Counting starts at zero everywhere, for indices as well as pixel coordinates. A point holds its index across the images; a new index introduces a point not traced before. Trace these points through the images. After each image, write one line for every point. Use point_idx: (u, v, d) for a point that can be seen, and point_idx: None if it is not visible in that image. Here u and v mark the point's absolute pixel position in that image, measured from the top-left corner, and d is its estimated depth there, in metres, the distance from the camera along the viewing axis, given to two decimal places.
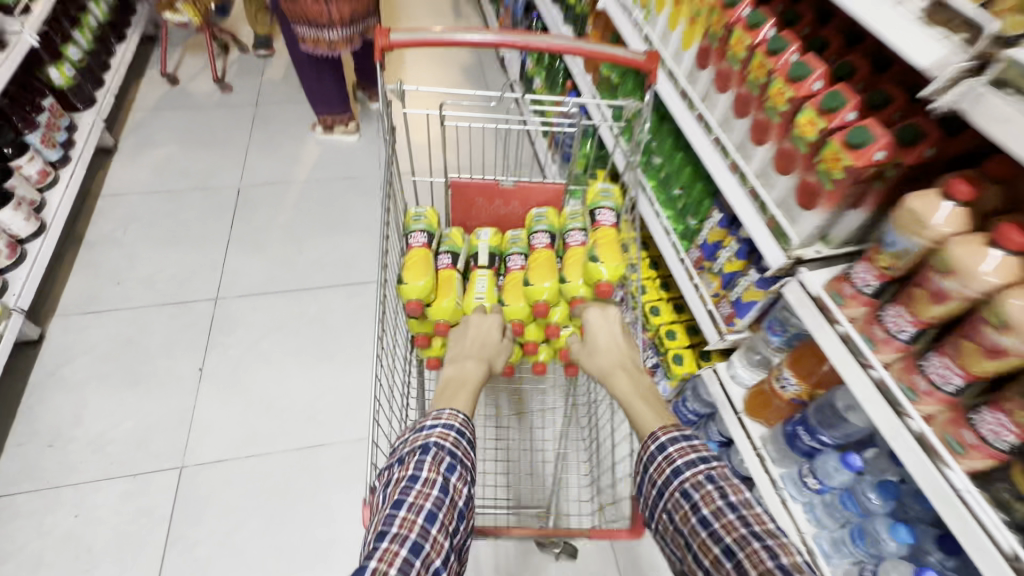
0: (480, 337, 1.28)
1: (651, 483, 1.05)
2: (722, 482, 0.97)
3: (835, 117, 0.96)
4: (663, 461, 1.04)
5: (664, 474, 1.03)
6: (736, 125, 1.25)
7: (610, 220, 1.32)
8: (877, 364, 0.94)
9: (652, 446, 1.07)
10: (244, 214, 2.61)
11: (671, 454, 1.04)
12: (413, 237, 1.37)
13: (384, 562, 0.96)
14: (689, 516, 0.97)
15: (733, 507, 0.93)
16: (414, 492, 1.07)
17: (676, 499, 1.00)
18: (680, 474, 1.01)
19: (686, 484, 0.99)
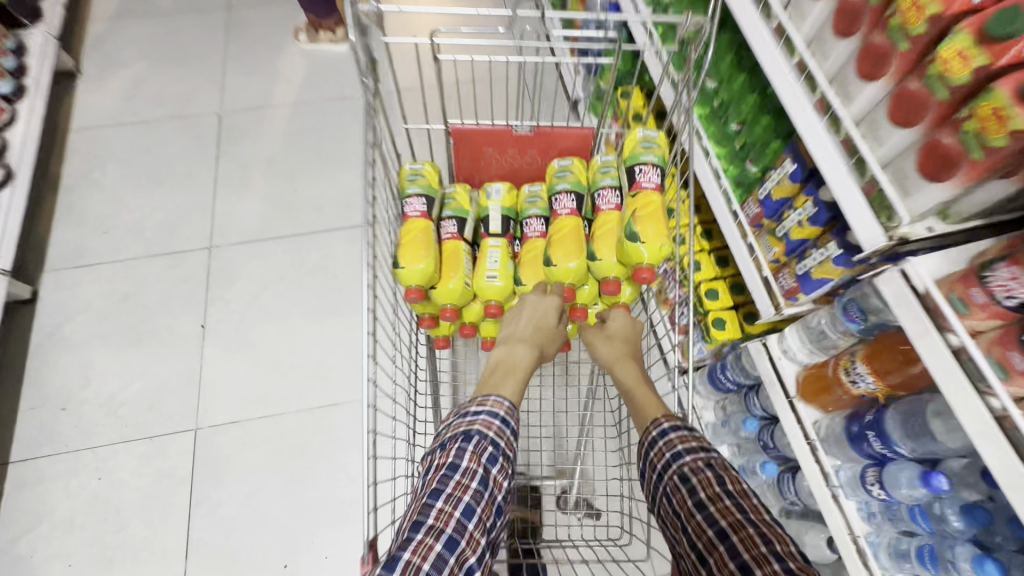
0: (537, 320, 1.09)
1: (652, 468, 1.06)
2: (717, 469, 0.98)
3: (1008, 50, 0.65)
4: (664, 445, 1.06)
5: (663, 458, 1.04)
6: (834, 47, 0.91)
7: (654, 181, 1.03)
8: (1004, 395, 0.74)
9: (654, 432, 1.09)
10: (229, 146, 2.32)
11: (672, 440, 1.05)
12: (409, 204, 1.12)
13: (417, 557, 0.81)
14: (685, 499, 0.97)
15: (728, 492, 0.94)
16: (453, 483, 0.90)
17: (674, 483, 1.00)
18: (678, 459, 1.02)
19: (684, 468, 1.00)
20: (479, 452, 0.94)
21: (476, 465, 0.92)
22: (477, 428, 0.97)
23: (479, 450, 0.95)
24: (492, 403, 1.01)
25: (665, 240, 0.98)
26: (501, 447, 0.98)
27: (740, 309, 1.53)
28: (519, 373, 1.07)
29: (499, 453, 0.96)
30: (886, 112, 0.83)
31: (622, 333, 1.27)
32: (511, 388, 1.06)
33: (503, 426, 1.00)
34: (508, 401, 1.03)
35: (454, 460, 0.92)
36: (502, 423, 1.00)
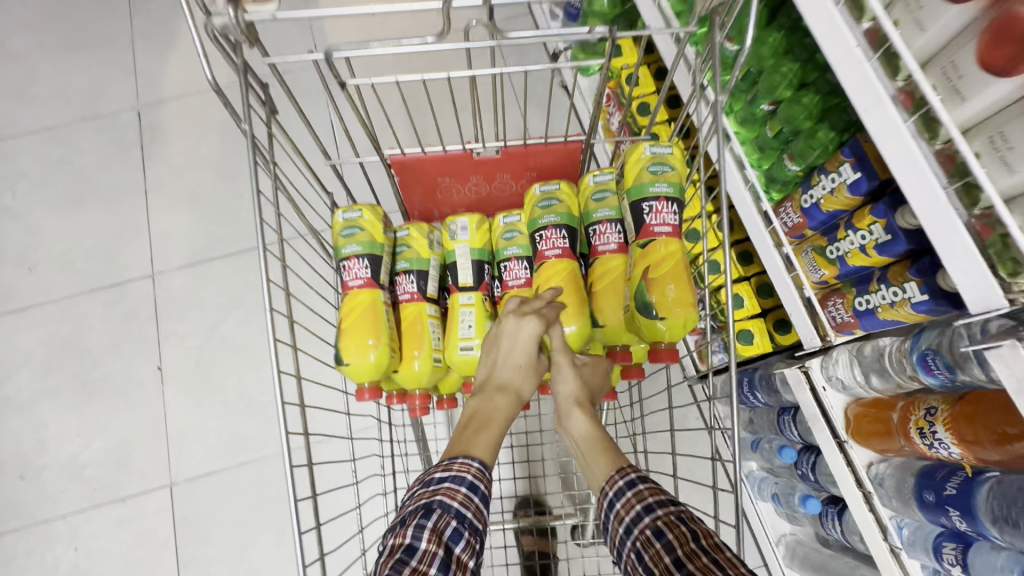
0: (521, 353, 0.82)
1: (616, 518, 0.74)
2: (689, 520, 0.69)
3: None
4: (630, 494, 0.75)
5: (632, 511, 0.73)
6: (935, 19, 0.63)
7: (671, 223, 0.81)
8: None
9: (616, 485, 0.76)
10: (155, 148, 1.97)
11: (643, 489, 0.74)
12: (347, 269, 0.86)
13: None
14: (661, 555, 0.67)
15: (708, 547, 0.66)
16: (407, 571, 0.64)
17: (645, 538, 0.70)
18: (649, 509, 0.71)
19: (658, 522, 0.70)
20: (442, 526, 0.68)
21: (436, 546, 0.66)
22: (439, 499, 0.70)
23: (442, 525, 0.68)
24: (458, 467, 0.74)
25: (690, 311, 0.79)
26: (471, 514, 0.71)
27: (769, 316, 1.26)
28: (494, 424, 0.81)
29: (466, 526, 0.69)
30: None
31: (596, 378, 0.86)
32: (484, 446, 0.79)
33: (473, 490, 0.72)
34: (481, 465, 0.76)
35: (411, 541, 0.66)
36: (471, 487, 0.72)
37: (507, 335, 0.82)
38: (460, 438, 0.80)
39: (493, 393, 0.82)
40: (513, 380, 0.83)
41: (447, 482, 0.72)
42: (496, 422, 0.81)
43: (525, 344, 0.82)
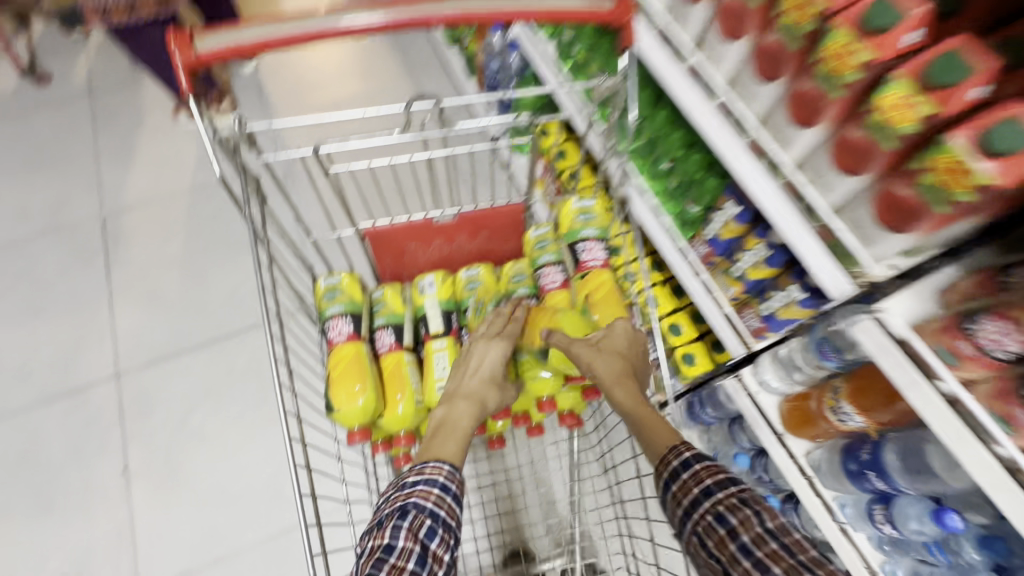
0: (491, 367, 0.94)
1: (675, 502, 0.80)
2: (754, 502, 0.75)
3: (951, 96, 0.60)
4: (687, 477, 0.80)
5: (690, 493, 0.79)
6: (757, 93, 0.87)
7: (600, 258, 1.00)
8: (1009, 444, 0.69)
9: (673, 466, 0.82)
10: (119, 252, 2.04)
11: (699, 472, 0.80)
12: (332, 328, 0.97)
13: None
14: (726, 543, 0.73)
15: (774, 531, 0.71)
16: (386, 568, 0.68)
17: (706, 524, 0.76)
18: (710, 493, 0.77)
19: (719, 508, 0.76)
20: (417, 524, 0.72)
21: (413, 544, 0.70)
22: (414, 500, 0.74)
23: (418, 524, 0.72)
24: (430, 470, 0.78)
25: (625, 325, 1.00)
26: (444, 513, 0.75)
27: (706, 338, 1.43)
28: (464, 428, 0.87)
29: (440, 524, 0.74)
30: (828, 156, 0.79)
31: (619, 341, 0.93)
32: (453, 451, 0.84)
33: (446, 490, 0.77)
34: (450, 467, 0.80)
35: (389, 541, 0.70)
36: (442, 488, 0.77)
37: (479, 353, 0.95)
38: (430, 442, 0.84)
39: (462, 399, 0.90)
40: (480, 390, 0.91)
41: (420, 484, 0.77)
42: (466, 424, 0.87)
43: (493, 361, 0.94)
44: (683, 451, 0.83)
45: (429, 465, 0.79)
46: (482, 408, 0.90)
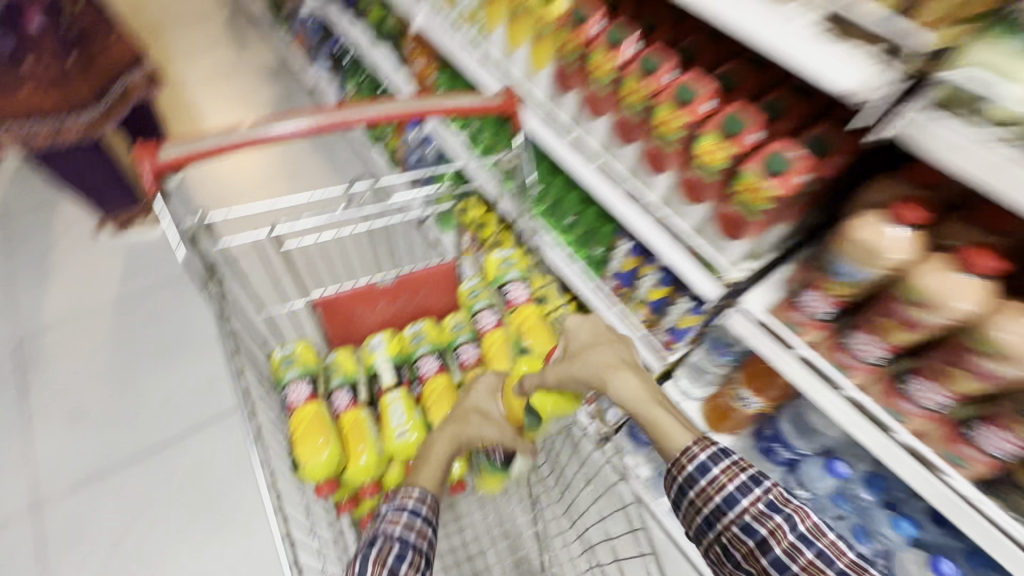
0: (477, 402, 1.04)
1: (694, 509, 0.80)
2: (779, 506, 0.74)
3: (740, 141, 0.86)
4: (707, 483, 0.79)
5: (712, 502, 0.78)
6: (622, 152, 1.13)
7: (524, 295, 1.18)
8: (848, 385, 0.87)
9: (690, 472, 0.81)
10: (33, 375, 1.93)
11: (718, 477, 0.78)
12: (291, 391, 1.05)
13: None
14: (756, 557, 0.73)
15: (807, 538, 0.71)
16: None
17: (732, 535, 0.76)
18: (734, 503, 0.76)
19: (746, 517, 0.75)
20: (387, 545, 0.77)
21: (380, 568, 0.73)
22: (381, 530, 0.80)
23: (385, 551, 0.76)
24: (401, 497, 0.86)
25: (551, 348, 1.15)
26: (415, 534, 0.80)
27: None
28: (443, 455, 0.96)
29: (409, 548, 0.78)
30: (679, 193, 1.05)
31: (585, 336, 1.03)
32: (429, 478, 0.91)
33: (416, 514, 0.84)
34: (421, 491, 0.88)
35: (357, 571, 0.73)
36: (414, 510, 0.84)
37: (468, 394, 1.07)
38: (415, 471, 0.93)
39: (445, 431, 1.00)
40: (458, 424, 1.00)
41: (389, 517, 0.83)
42: (445, 448, 0.97)
43: (476, 400, 1.04)
44: (699, 453, 0.81)
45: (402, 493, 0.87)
46: (461, 437, 0.98)
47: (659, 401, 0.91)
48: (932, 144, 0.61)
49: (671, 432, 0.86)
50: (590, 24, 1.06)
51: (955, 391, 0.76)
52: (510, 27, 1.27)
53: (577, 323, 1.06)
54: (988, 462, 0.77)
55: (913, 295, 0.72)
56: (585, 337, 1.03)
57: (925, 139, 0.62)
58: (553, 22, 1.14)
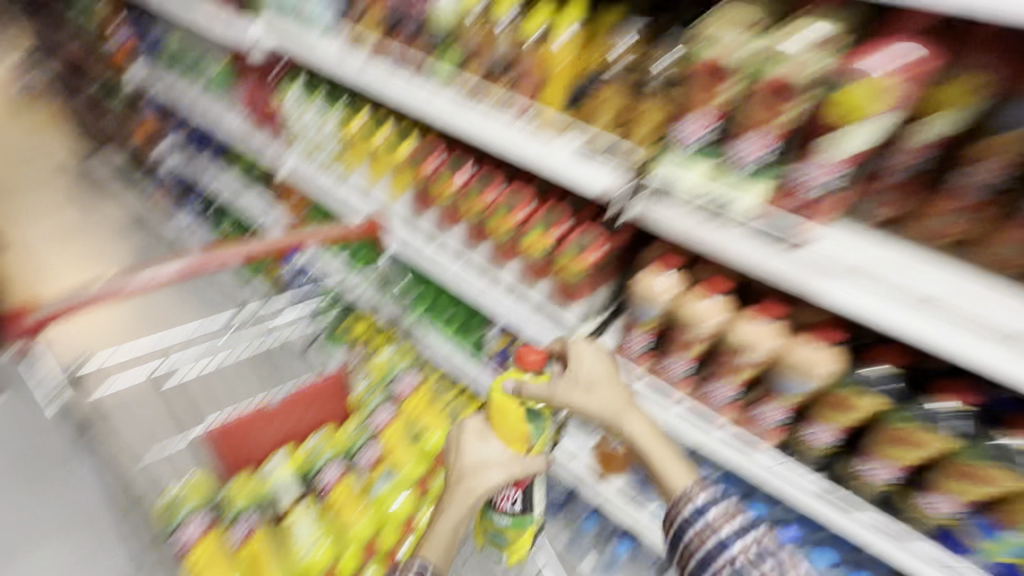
0: (474, 452, 0.93)
1: (687, 551, 0.73)
2: (759, 557, 0.69)
3: (556, 230, 1.17)
4: (701, 527, 0.73)
5: (704, 543, 0.72)
6: (476, 250, 1.36)
7: (411, 386, 1.53)
8: (677, 399, 1.09)
9: (685, 514, 0.75)
10: None
11: (713, 520, 0.73)
12: (186, 530, 1.17)
13: None
14: None
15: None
16: None
17: None
18: (720, 552, 0.70)
19: (739, 561, 0.69)
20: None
21: None
22: None
23: None
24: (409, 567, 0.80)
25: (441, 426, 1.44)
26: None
27: None
28: (459, 520, 0.84)
29: None
30: (524, 276, 1.28)
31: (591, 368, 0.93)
32: (438, 548, 0.82)
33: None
34: (423, 563, 0.80)
35: None
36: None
37: (461, 438, 0.96)
38: (427, 542, 0.83)
39: (455, 493, 0.87)
40: (466, 482, 0.88)
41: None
42: (456, 513, 0.84)
43: (478, 440, 0.95)
44: (695, 495, 0.76)
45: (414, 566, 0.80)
46: (473, 496, 0.86)
47: (660, 441, 0.86)
48: (662, 210, 0.90)
49: (666, 470, 0.82)
50: (434, 159, 1.36)
51: (737, 381, 1.01)
52: (372, 165, 1.52)
53: (586, 353, 0.95)
54: (778, 430, 1.00)
55: (687, 316, 1.01)
56: (597, 371, 0.93)
57: (660, 208, 0.90)
58: (407, 158, 1.42)
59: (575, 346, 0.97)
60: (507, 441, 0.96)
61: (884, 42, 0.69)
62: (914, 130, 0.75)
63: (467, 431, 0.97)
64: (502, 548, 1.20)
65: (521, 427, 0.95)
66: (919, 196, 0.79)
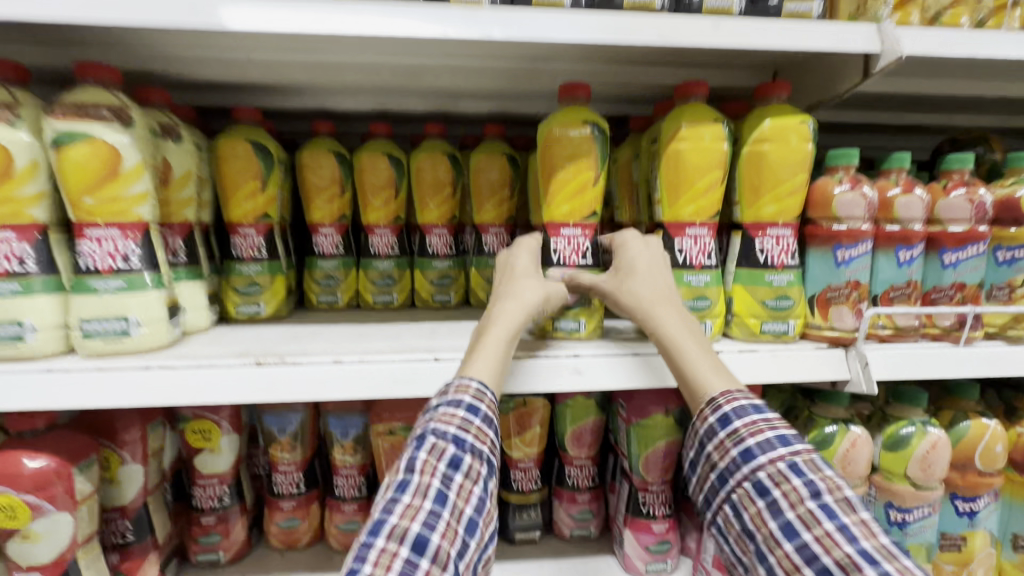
0: (526, 258, 0.65)
1: (707, 466, 0.53)
2: (772, 480, 0.47)
3: None
4: (730, 463, 0.51)
5: (724, 455, 0.51)
6: None
7: None
8: None
9: (709, 427, 0.53)
10: None
11: (741, 427, 0.51)
12: None
13: (465, 495, 0.49)
14: (765, 521, 0.47)
15: (828, 505, 0.44)
16: (465, 476, 0.49)
17: (744, 493, 0.49)
18: (771, 446, 0.49)
19: (763, 472, 0.48)
20: (429, 464, 0.48)
21: (467, 503, 0.48)
22: (435, 438, 0.50)
23: (467, 502, 0.48)
24: (455, 388, 0.53)
25: None
26: (473, 438, 0.51)
27: None
28: (507, 353, 0.56)
29: (469, 474, 0.49)
30: None
31: (647, 257, 0.63)
32: (490, 364, 0.54)
33: (476, 411, 0.51)
34: (482, 384, 0.52)
35: (453, 457, 0.49)
36: (472, 408, 0.52)
37: (513, 258, 0.66)
38: (471, 357, 0.55)
39: (495, 306, 0.60)
40: (521, 292, 0.60)
41: (444, 397, 0.53)
42: (503, 331, 0.57)
43: (531, 252, 0.67)
44: (722, 404, 0.52)
45: (456, 382, 0.53)
46: (523, 302, 0.59)
47: (697, 341, 0.57)
48: None
49: (696, 371, 0.55)
50: None
51: None
52: None
53: (633, 240, 0.65)
54: None
55: None
56: (650, 263, 0.63)
57: None
58: None
59: (617, 236, 0.67)
60: (572, 172, 0.67)
61: (12, 450, 0.58)
62: (198, 464, 0.80)
63: (523, 252, 0.66)
64: (580, 316, 0.66)
65: (582, 151, 0.67)
66: (244, 515, 0.83)
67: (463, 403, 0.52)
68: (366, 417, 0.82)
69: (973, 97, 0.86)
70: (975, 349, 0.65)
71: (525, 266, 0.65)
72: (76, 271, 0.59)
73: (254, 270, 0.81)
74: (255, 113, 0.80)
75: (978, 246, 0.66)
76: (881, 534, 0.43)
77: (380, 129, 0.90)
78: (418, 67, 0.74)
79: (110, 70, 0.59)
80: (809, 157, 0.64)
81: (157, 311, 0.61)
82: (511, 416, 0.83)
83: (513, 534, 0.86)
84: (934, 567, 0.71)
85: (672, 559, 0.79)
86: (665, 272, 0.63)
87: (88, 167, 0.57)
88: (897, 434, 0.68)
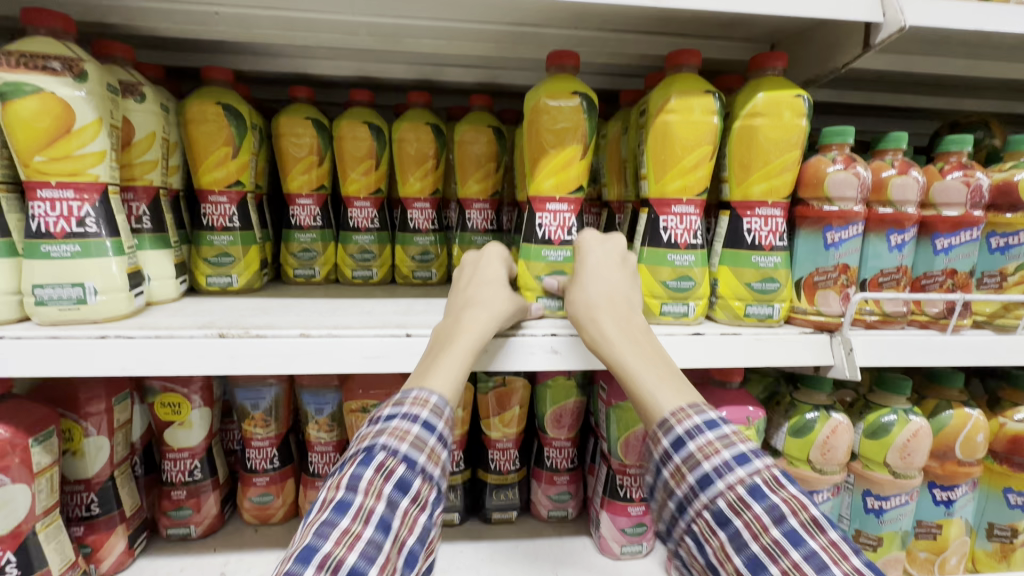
0: (490, 268, 0.64)
1: (664, 493, 0.48)
2: (731, 509, 0.43)
3: None
4: (687, 490, 0.46)
5: (679, 481, 0.47)
6: None
7: None
8: None
9: (661, 451, 0.48)
10: None
11: (696, 450, 0.46)
12: None
13: (409, 522, 0.47)
14: (727, 555, 0.42)
15: (793, 530, 0.41)
16: (412, 500, 0.47)
17: (703, 522, 0.44)
18: (728, 469, 0.45)
19: (722, 501, 0.44)
20: (375, 485, 0.45)
21: (410, 531, 0.46)
22: (383, 457, 0.47)
23: (408, 531, 0.46)
24: (414, 399, 0.51)
25: None
26: (426, 459, 0.49)
27: None
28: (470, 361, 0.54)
29: (416, 497, 0.47)
30: None
31: (606, 264, 0.60)
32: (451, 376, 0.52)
33: (432, 428, 0.50)
34: (442, 399, 0.51)
35: (403, 477, 0.47)
36: (428, 425, 0.50)
37: (481, 265, 0.65)
38: (433, 364, 0.53)
39: (464, 313, 0.57)
40: (484, 300, 0.58)
41: (396, 412, 0.50)
42: (470, 340, 0.54)
43: (496, 260, 0.66)
44: (674, 426, 0.47)
45: (413, 393, 0.51)
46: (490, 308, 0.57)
47: (639, 346, 0.53)
48: None
49: (641, 387, 0.50)
50: None
51: None
52: None
53: (589, 243, 0.62)
54: None
55: None
56: (601, 266, 0.60)
57: None
58: None
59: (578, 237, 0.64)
60: (558, 145, 0.64)
61: None
62: (167, 438, 0.78)
63: (489, 261, 0.65)
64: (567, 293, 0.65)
65: (570, 121, 0.64)
66: (217, 490, 0.82)
67: (418, 420, 0.50)
68: (340, 393, 0.80)
69: (975, 79, 0.83)
70: (962, 338, 0.63)
71: (490, 274, 0.63)
72: (27, 234, 0.56)
73: (226, 241, 0.78)
74: (227, 74, 0.76)
75: (973, 231, 0.64)
76: (851, 556, 0.40)
77: (361, 96, 0.86)
78: (399, 28, 0.71)
79: (61, 18, 0.55)
80: (803, 134, 0.61)
81: (116, 279, 0.58)
82: (490, 396, 0.82)
83: (490, 514, 0.85)
84: (907, 554, 0.71)
85: (647, 541, 0.79)
86: (624, 278, 0.59)
87: (37, 124, 0.53)
88: (879, 421, 0.67)
